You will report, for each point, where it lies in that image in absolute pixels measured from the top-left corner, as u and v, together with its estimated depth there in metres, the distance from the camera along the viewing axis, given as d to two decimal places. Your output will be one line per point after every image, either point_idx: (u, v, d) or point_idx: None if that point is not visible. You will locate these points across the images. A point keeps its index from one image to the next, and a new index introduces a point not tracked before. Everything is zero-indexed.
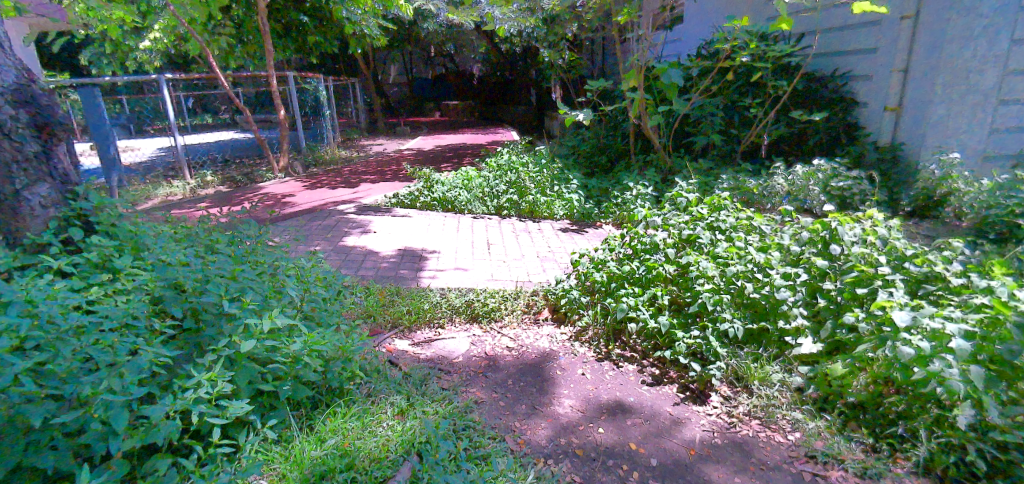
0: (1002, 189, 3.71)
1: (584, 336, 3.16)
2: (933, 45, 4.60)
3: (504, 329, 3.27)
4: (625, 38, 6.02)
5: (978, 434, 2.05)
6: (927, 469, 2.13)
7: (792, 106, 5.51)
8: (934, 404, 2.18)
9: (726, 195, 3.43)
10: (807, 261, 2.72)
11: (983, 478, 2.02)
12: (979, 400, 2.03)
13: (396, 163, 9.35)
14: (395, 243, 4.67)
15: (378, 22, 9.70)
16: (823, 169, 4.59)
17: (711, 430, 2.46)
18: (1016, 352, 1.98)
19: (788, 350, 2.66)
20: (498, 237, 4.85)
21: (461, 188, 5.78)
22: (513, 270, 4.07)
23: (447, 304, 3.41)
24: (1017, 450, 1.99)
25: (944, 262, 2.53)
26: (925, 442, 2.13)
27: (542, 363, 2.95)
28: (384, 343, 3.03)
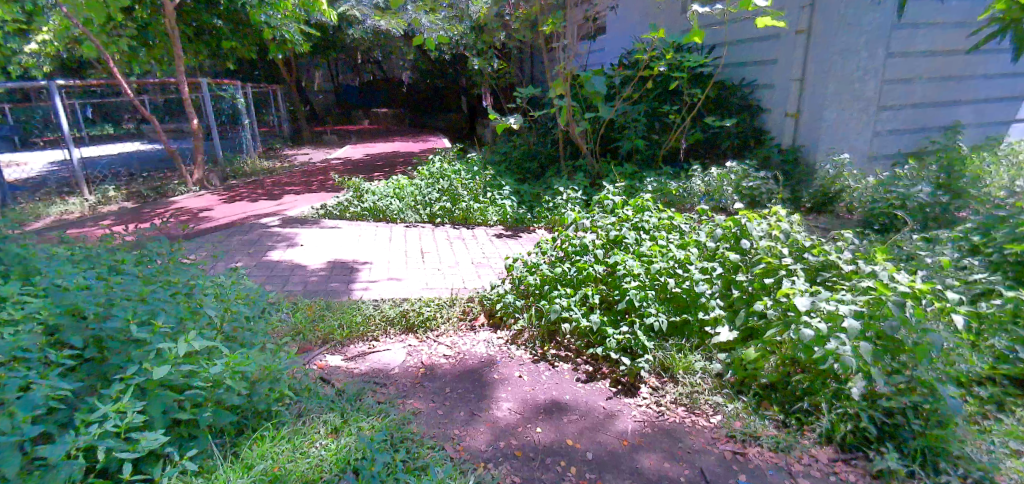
0: (884, 186, 4.14)
1: (519, 340, 3.20)
2: (825, 57, 5.02)
3: (440, 337, 3.25)
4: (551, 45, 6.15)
5: (869, 403, 2.27)
6: (830, 438, 2.34)
7: (707, 112, 5.82)
8: (832, 379, 2.38)
9: (649, 197, 3.57)
10: (723, 255, 2.89)
11: (875, 442, 2.26)
12: (868, 372, 2.25)
13: (323, 173, 9.12)
14: (323, 255, 4.55)
15: (300, 28, 9.42)
16: (735, 170, 4.89)
17: (641, 420, 2.56)
18: (897, 328, 2.20)
19: (708, 339, 2.83)
20: (432, 245, 4.82)
21: (392, 197, 5.71)
22: (448, 278, 4.07)
23: (379, 316, 3.36)
24: (901, 415, 2.23)
25: (840, 252, 2.75)
26: (826, 413, 2.34)
27: (480, 368, 2.96)
28: (314, 360, 2.95)
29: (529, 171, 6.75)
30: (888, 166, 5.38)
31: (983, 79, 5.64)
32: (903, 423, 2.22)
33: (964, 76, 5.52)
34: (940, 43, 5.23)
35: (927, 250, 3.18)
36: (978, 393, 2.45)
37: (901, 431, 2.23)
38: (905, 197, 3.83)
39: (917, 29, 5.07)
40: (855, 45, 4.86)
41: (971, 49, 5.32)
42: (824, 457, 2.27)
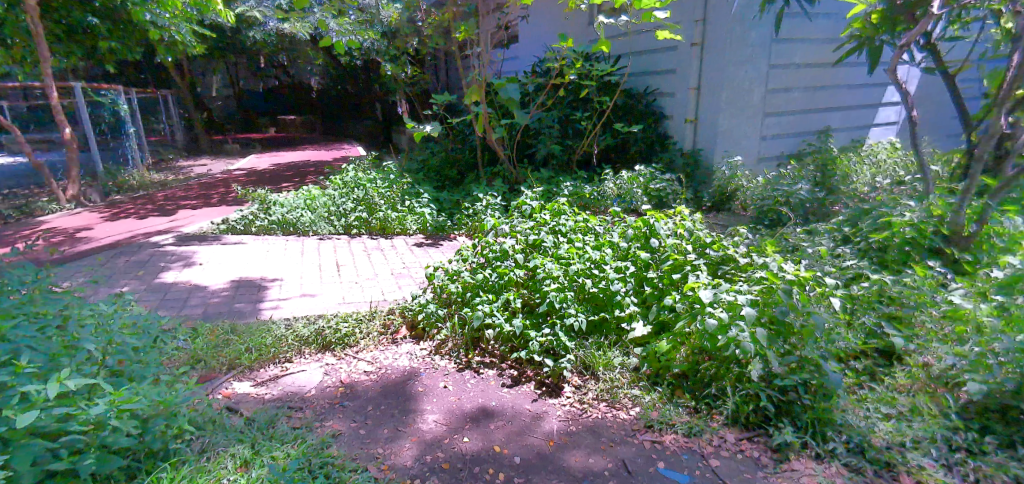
0: (772, 185, 4.52)
1: (443, 349, 3.17)
2: (717, 67, 5.38)
3: (360, 353, 3.17)
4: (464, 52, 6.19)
5: (766, 383, 2.48)
6: (735, 418, 2.52)
7: (617, 118, 6.05)
8: (734, 364, 2.56)
9: (565, 201, 3.68)
10: (634, 254, 3.04)
11: (773, 418, 2.46)
12: (764, 355, 2.44)
13: (225, 185, 8.62)
14: (226, 274, 4.30)
15: (191, 29, 8.89)
16: (642, 173, 5.14)
17: (566, 419, 2.62)
18: (786, 312, 2.44)
19: (625, 335, 2.94)
20: (348, 258, 4.69)
21: (303, 208, 5.50)
22: (366, 291, 3.98)
23: (292, 335, 3.23)
24: (793, 391, 2.45)
25: (737, 246, 2.99)
26: (731, 396, 2.51)
27: (403, 382, 2.92)
28: (219, 389, 2.79)
29: (446, 179, 6.73)
30: (774, 168, 5.88)
31: (851, 87, 6.27)
32: (795, 399, 2.43)
33: (835, 85, 6.11)
34: (812, 56, 5.76)
35: (811, 243, 3.50)
36: (853, 366, 2.73)
37: (794, 406, 2.45)
38: (787, 195, 4.25)
39: (792, 44, 5.58)
40: (742, 57, 5.31)
41: (837, 62, 5.90)
42: (732, 437, 2.44)
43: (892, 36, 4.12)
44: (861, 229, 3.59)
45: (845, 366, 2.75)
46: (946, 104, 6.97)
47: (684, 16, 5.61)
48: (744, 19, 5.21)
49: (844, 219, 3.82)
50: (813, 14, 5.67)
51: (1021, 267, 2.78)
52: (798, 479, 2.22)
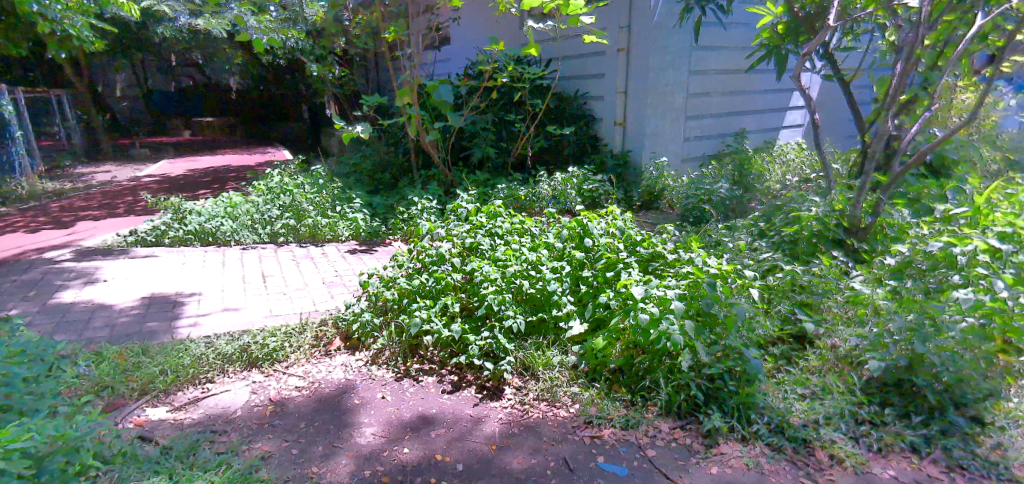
0: (694, 184, 4.76)
1: (380, 359, 3.12)
2: (643, 72, 5.61)
3: (290, 368, 3.07)
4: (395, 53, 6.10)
5: (696, 373, 2.60)
6: (668, 409, 2.61)
7: (549, 122, 6.15)
8: (665, 356, 2.67)
9: (500, 204, 3.70)
10: (569, 254, 3.10)
11: (703, 406, 2.57)
12: (692, 346, 2.58)
13: (132, 194, 8.10)
14: (136, 291, 4.05)
15: (90, 22, 8.27)
16: (575, 175, 5.26)
17: (507, 421, 2.63)
18: (711, 304, 2.58)
19: (562, 334, 2.99)
20: (275, 268, 4.53)
21: (223, 217, 5.26)
22: (296, 302, 3.86)
23: (214, 354, 3.07)
24: (720, 379, 2.58)
25: (665, 243, 3.13)
26: (663, 387, 2.61)
27: (337, 396, 2.84)
28: (131, 416, 2.62)
29: (379, 183, 6.62)
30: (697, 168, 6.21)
31: (764, 93, 6.67)
32: (721, 386, 2.56)
33: (750, 91, 6.49)
34: (730, 63, 6.08)
35: (731, 239, 3.69)
36: (772, 352, 2.91)
37: (720, 392, 2.57)
38: (709, 193, 4.48)
39: (710, 52, 5.88)
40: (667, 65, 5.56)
41: (750, 68, 6.21)
42: (666, 427, 2.53)
43: (797, 45, 4.42)
44: (775, 224, 3.82)
45: (765, 352, 2.92)
46: (841, 110, 7.49)
47: (610, 23, 5.81)
48: (666, 26, 5.49)
49: (761, 215, 4.04)
50: (727, 23, 6.02)
51: (909, 254, 3.07)
52: (726, 462, 2.34)
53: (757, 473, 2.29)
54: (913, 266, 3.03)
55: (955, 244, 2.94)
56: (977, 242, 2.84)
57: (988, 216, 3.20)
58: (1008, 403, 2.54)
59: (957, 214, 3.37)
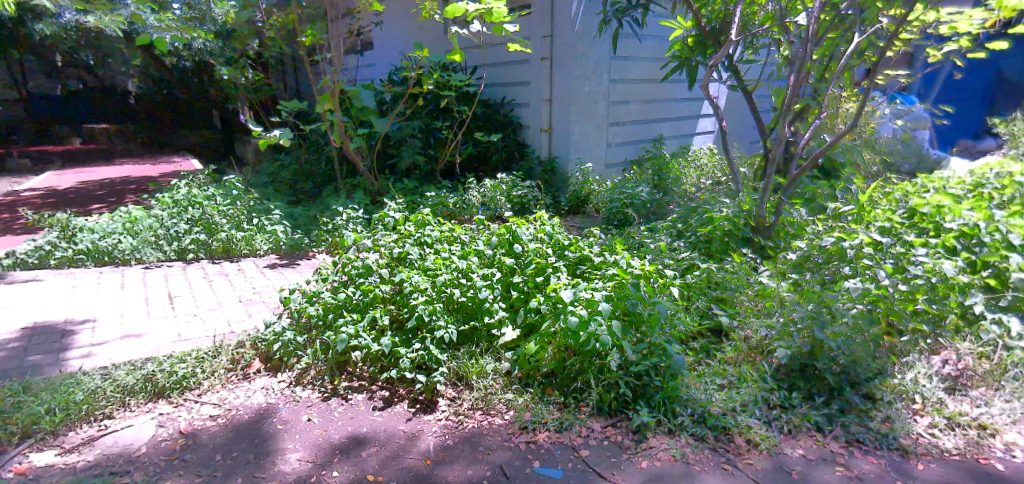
0: (617, 188, 4.93)
1: (305, 379, 3.00)
2: (566, 80, 5.76)
3: (204, 396, 2.88)
4: (312, 58, 5.89)
5: (624, 371, 2.67)
6: (600, 408, 2.67)
7: (475, 129, 6.15)
8: (595, 356, 2.72)
9: (429, 211, 3.65)
10: (499, 260, 3.11)
11: (632, 402, 2.66)
12: (620, 345, 2.65)
13: (13, 209, 7.34)
14: (17, 320, 3.66)
15: None
16: (504, 181, 5.28)
17: (442, 434, 2.60)
18: (637, 304, 2.68)
19: (495, 341, 3.00)
20: (183, 288, 4.24)
21: (121, 233, 4.86)
22: (209, 324, 3.63)
23: (112, 386, 2.83)
24: (646, 376, 2.67)
25: (592, 247, 3.22)
26: (594, 388, 2.66)
27: (258, 422, 2.69)
28: (12, 464, 2.37)
29: (300, 193, 6.36)
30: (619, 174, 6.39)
31: (677, 100, 7.01)
32: (648, 382, 2.66)
33: (665, 99, 6.80)
34: (645, 73, 6.36)
35: (653, 240, 3.82)
36: (693, 346, 3.05)
37: (647, 388, 2.66)
38: (632, 197, 4.67)
39: (628, 62, 6.11)
40: (587, 73, 5.74)
41: (664, 78, 6.53)
42: (598, 426, 2.59)
43: (706, 57, 4.68)
44: (691, 224, 4.00)
45: (686, 346, 3.07)
46: (745, 120, 8.02)
47: (533, 32, 5.96)
48: (586, 36, 5.65)
49: (677, 216, 4.22)
50: (642, 35, 6.31)
51: (807, 250, 3.35)
52: (655, 455, 2.43)
53: (683, 464, 2.39)
54: (810, 260, 3.32)
55: (844, 238, 3.21)
56: (863, 237, 3.11)
57: (870, 213, 3.57)
58: (894, 380, 2.80)
59: (845, 211, 3.69)
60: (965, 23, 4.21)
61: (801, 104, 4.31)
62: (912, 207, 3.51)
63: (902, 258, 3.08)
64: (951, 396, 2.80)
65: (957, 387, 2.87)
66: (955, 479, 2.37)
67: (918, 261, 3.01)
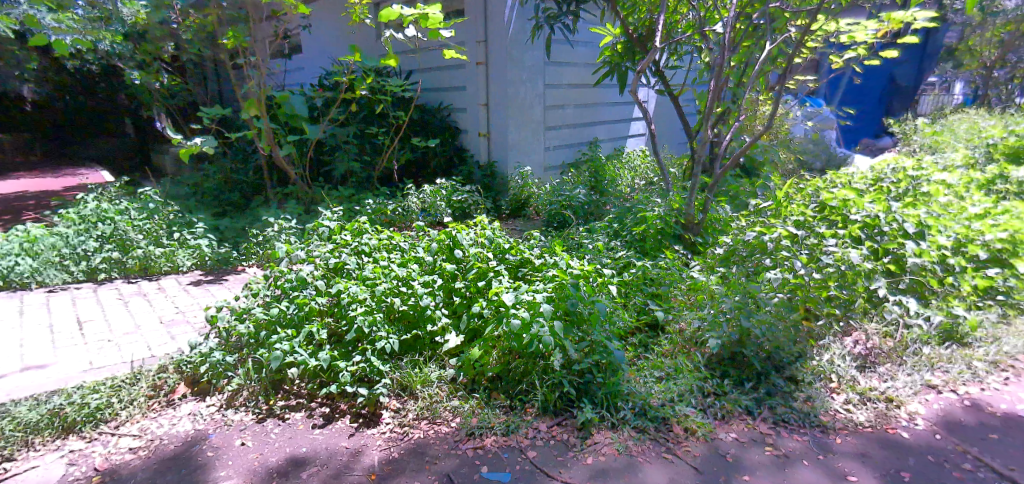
0: (555, 191, 5.00)
1: (237, 402, 2.85)
2: (502, 85, 5.75)
3: (122, 427, 2.69)
4: (234, 61, 5.60)
5: (567, 370, 2.72)
6: (545, 408, 2.71)
7: (412, 134, 6.05)
8: (539, 357, 2.75)
9: (365, 220, 3.55)
10: (440, 267, 3.08)
11: (577, 400, 2.71)
12: (562, 345, 2.69)
13: None
14: None
15: None
16: (443, 186, 5.23)
17: (386, 446, 2.55)
18: (577, 303, 2.72)
19: (439, 349, 2.97)
20: (95, 311, 3.94)
21: (17, 254, 4.44)
22: (126, 349, 3.40)
23: (12, 425, 2.59)
24: (588, 373, 2.73)
25: (532, 249, 3.25)
26: (539, 388, 2.69)
27: (186, 451, 2.54)
28: None
29: (228, 203, 6.01)
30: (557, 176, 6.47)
31: (610, 104, 7.18)
32: (591, 379, 2.71)
33: (598, 103, 6.96)
34: (578, 77, 6.54)
35: (590, 240, 3.86)
36: (632, 341, 3.12)
37: (590, 386, 2.72)
38: (569, 199, 4.75)
39: (560, 67, 6.29)
40: (521, 78, 5.80)
41: (596, 83, 6.74)
42: (544, 426, 2.62)
43: (635, 62, 4.83)
44: (626, 224, 4.09)
45: (625, 342, 3.12)
46: (673, 123, 8.31)
47: (467, 37, 5.94)
48: (519, 41, 5.71)
49: (613, 217, 4.31)
50: (574, 42, 6.49)
51: (732, 243, 3.52)
52: (599, 450, 2.48)
53: (626, 456, 2.45)
54: (735, 254, 3.49)
55: (764, 232, 3.39)
56: (780, 231, 3.31)
57: (786, 209, 3.78)
58: (813, 362, 3.00)
59: (764, 207, 3.91)
60: (862, 32, 4.56)
61: (722, 108, 4.53)
62: (822, 202, 3.76)
63: (815, 249, 3.29)
64: (862, 373, 3.01)
65: (867, 364, 3.09)
66: (868, 450, 2.54)
67: (829, 252, 3.23)
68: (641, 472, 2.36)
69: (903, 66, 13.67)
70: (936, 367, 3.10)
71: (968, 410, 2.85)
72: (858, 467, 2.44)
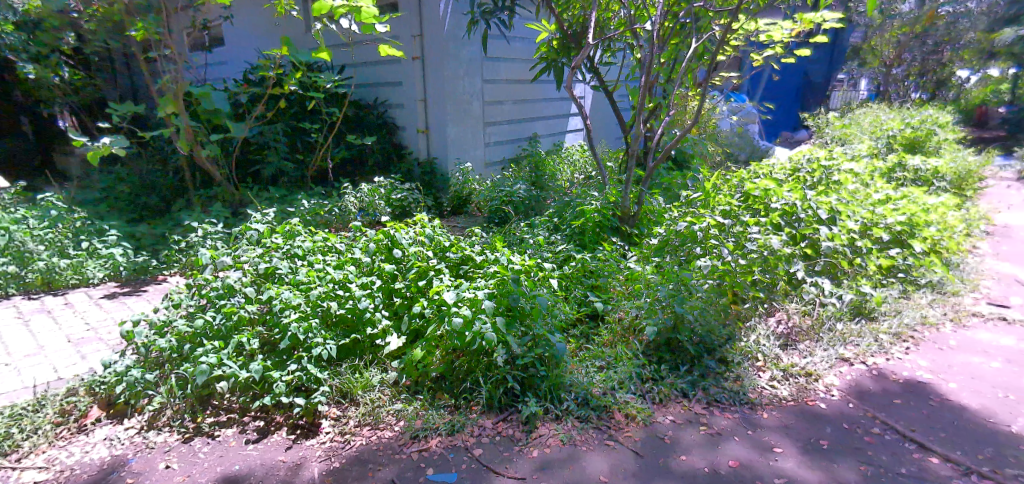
0: (496, 187, 4.99)
1: (159, 422, 2.67)
2: (438, 80, 5.70)
3: (26, 460, 2.47)
4: (145, 54, 5.20)
5: (511, 366, 2.73)
6: (490, 405, 2.72)
7: (346, 130, 5.86)
8: (483, 355, 2.75)
9: (297, 221, 3.40)
10: (379, 267, 2.99)
11: (521, 395, 2.73)
12: (505, 341, 2.68)
13: None
14: None
15: None
16: (382, 184, 5.11)
17: (326, 457, 2.48)
18: (519, 300, 2.73)
19: (380, 351, 2.91)
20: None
21: None
22: (28, 372, 3.10)
23: None
24: (533, 368, 2.76)
25: (472, 247, 3.25)
26: (484, 386, 2.70)
27: (104, 479, 2.38)
28: None
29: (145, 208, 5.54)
30: (497, 171, 6.47)
31: (547, 100, 7.25)
32: (535, 373, 2.74)
33: (537, 99, 7.00)
34: (515, 73, 6.56)
35: (532, 235, 3.87)
36: (573, 333, 3.16)
37: (534, 381, 2.74)
38: (509, 195, 4.74)
39: (498, 62, 6.28)
40: (458, 72, 5.76)
41: (533, 79, 6.77)
42: (490, 423, 2.64)
43: (570, 59, 4.87)
44: (565, 218, 4.13)
45: (566, 334, 3.17)
46: (608, 118, 8.48)
47: (402, 32, 5.77)
48: (455, 36, 5.67)
49: (554, 211, 4.34)
50: (510, 37, 6.49)
51: (665, 233, 3.59)
52: (545, 444, 2.52)
53: (570, 446, 2.51)
54: (669, 244, 3.56)
55: (694, 222, 3.51)
56: (709, 220, 3.44)
57: (714, 199, 3.93)
58: (741, 343, 3.15)
59: (694, 198, 4.06)
60: (779, 32, 4.76)
61: (653, 104, 4.64)
62: (747, 192, 3.94)
63: (740, 236, 3.44)
64: (784, 351, 3.19)
65: (789, 342, 3.28)
66: (791, 422, 2.70)
67: (753, 238, 3.38)
68: (584, 461, 2.42)
69: (815, 63, 14.68)
70: (848, 341, 3.32)
71: (876, 378, 3.07)
72: (781, 438, 2.59)
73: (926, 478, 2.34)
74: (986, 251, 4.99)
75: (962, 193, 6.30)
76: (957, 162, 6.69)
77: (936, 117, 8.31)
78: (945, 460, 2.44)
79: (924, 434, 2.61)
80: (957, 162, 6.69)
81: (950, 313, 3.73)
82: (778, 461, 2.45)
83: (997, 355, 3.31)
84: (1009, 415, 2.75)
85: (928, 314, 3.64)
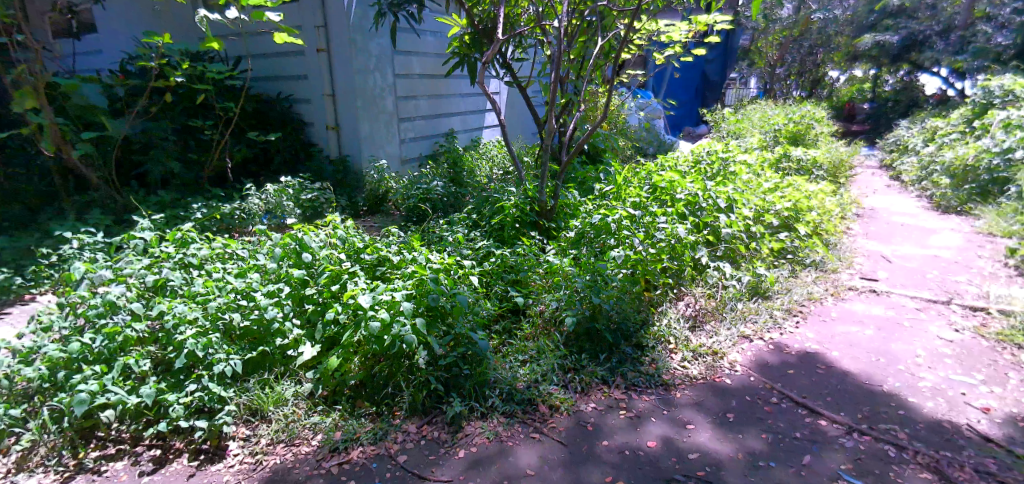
0: (412, 184, 4.88)
1: (30, 463, 2.38)
2: (345, 74, 5.53)
3: None
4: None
5: (432, 368, 2.70)
6: (413, 410, 2.67)
7: (245, 127, 5.50)
8: (402, 357, 2.71)
9: (189, 228, 3.15)
10: (286, 273, 2.83)
11: (445, 396, 2.71)
12: (424, 344, 2.64)
13: None
14: None
15: None
16: (290, 183, 4.86)
17: (236, 481, 2.35)
18: (439, 299, 2.69)
19: (291, 363, 2.77)
20: None
21: None
22: None
23: None
24: (456, 367, 2.74)
25: (388, 247, 3.17)
26: (406, 390, 2.65)
27: None
28: None
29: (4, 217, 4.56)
30: (413, 168, 6.38)
31: (462, 95, 7.20)
32: (458, 372, 2.72)
33: (451, 94, 6.94)
34: (427, 68, 6.47)
35: (451, 232, 3.81)
36: (495, 329, 3.17)
37: (458, 379, 2.73)
38: (427, 192, 4.67)
39: (408, 56, 6.15)
40: (367, 66, 5.61)
41: (446, 74, 6.74)
42: (413, 428, 2.59)
43: (482, 54, 4.88)
44: (484, 214, 4.12)
45: (489, 330, 3.18)
46: (522, 114, 8.57)
47: (303, 21, 5.52)
48: (362, 29, 5.51)
49: (472, 208, 4.30)
50: (420, 31, 6.38)
51: (582, 227, 3.67)
52: (471, 443, 2.52)
53: (497, 443, 2.52)
54: (584, 236, 3.64)
55: (607, 214, 3.63)
56: (621, 212, 3.57)
57: (625, 192, 4.08)
58: (654, 328, 3.27)
59: (607, 190, 4.20)
60: (677, 32, 4.99)
61: (564, 99, 4.72)
62: (654, 184, 4.16)
63: (649, 227, 3.60)
64: (693, 333, 3.36)
65: (697, 323, 3.45)
66: (702, 399, 2.85)
67: (661, 228, 3.57)
68: (512, 456, 2.45)
69: (711, 63, 15.43)
70: (747, 319, 3.54)
71: (773, 352, 3.30)
72: (695, 416, 2.72)
73: (817, 440, 2.54)
74: (857, 232, 5.49)
75: (838, 180, 6.92)
76: (830, 152, 7.38)
77: (814, 112, 9.11)
78: (832, 421, 2.66)
79: (813, 400, 2.84)
80: (832, 152, 7.39)
81: (831, 289, 4.05)
82: (693, 436, 2.57)
83: (870, 323, 3.64)
84: (882, 377, 3.04)
85: (813, 291, 3.95)
